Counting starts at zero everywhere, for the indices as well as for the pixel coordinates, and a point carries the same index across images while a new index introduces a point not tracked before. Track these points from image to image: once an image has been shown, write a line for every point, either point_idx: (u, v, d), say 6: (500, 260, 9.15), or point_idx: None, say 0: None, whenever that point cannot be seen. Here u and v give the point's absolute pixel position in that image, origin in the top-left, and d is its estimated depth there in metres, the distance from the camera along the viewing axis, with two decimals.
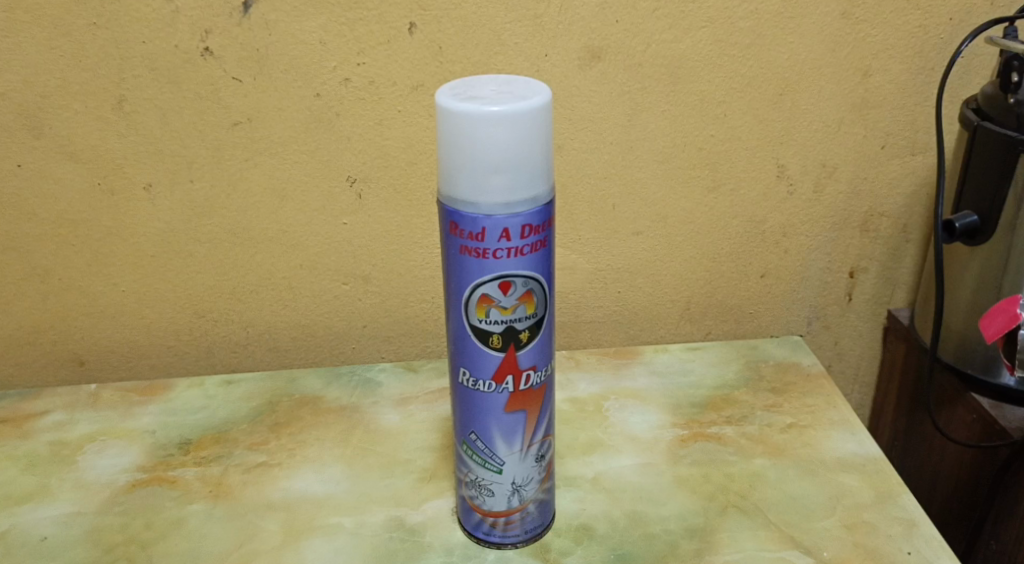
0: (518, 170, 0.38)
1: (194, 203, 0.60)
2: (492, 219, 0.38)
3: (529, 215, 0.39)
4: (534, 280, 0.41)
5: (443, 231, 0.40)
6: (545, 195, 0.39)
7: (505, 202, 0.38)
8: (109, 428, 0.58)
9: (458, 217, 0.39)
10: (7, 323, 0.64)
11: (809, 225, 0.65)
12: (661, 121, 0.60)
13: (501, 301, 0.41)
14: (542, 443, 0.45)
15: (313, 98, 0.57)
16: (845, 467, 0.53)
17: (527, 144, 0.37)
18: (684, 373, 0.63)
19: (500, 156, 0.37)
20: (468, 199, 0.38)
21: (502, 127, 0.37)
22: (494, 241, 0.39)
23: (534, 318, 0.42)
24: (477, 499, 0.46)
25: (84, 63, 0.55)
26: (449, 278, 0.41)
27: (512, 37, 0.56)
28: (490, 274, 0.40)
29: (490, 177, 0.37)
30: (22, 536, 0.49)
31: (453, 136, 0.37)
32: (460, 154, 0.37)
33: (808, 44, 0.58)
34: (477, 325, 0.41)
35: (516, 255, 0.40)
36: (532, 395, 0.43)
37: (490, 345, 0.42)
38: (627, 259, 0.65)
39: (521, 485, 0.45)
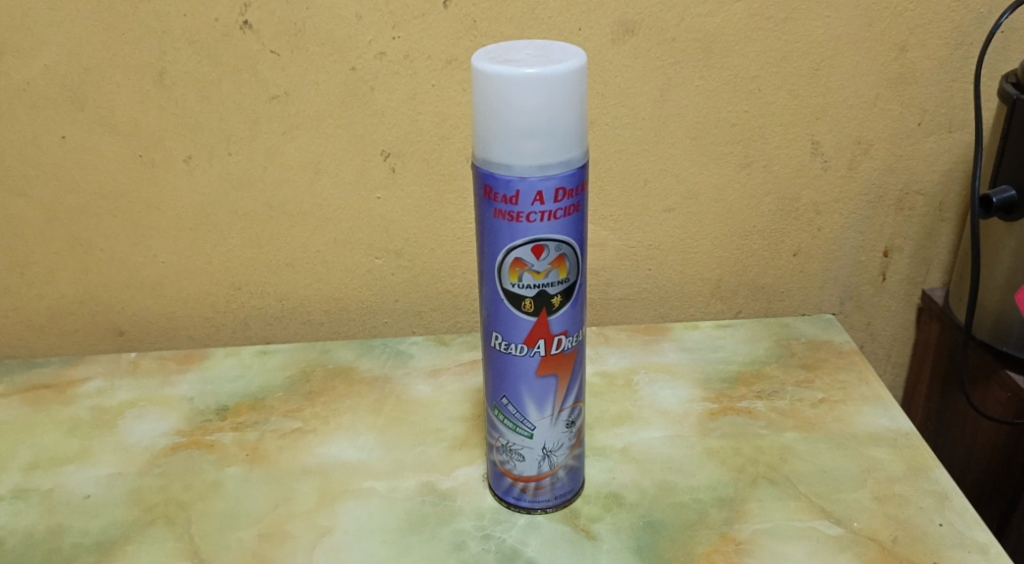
0: (553, 133, 0.38)
1: (232, 176, 0.61)
2: (526, 183, 0.39)
3: (562, 178, 0.39)
4: (567, 245, 0.41)
5: (477, 195, 0.41)
6: (579, 158, 0.39)
7: (539, 165, 0.38)
8: (149, 395, 0.59)
9: (492, 180, 0.39)
10: (50, 293, 0.65)
11: (843, 203, 0.65)
12: (694, 96, 0.60)
13: (534, 265, 0.41)
14: (573, 409, 0.46)
15: (348, 72, 0.58)
16: (877, 441, 0.52)
17: (562, 107, 0.38)
18: (714, 349, 0.63)
19: (535, 119, 0.37)
20: (503, 163, 0.39)
21: (537, 90, 0.37)
22: (528, 205, 0.39)
23: (567, 283, 0.42)
24: (507, 464, 0.46)
25: (127, 37, 0.56)
26: (483, 242, 0.41)
27: (546, 11, 0.56)
28: (523, 237, 0.40)
29: (525, 140, 0.38)
30: (66, 495, 0.50)
31: (488, 99, 0.37)
32: (495, 117, 0.38)
33: (844, 18, 0.58)
34: (510, 290, 0.42)
35: (549, 219, 0.40)
36: (563, 361, 0.44)
37: (522, 309, 0.42)
38: (658, 236, 0.65)
39: (552, 451, 0.45)
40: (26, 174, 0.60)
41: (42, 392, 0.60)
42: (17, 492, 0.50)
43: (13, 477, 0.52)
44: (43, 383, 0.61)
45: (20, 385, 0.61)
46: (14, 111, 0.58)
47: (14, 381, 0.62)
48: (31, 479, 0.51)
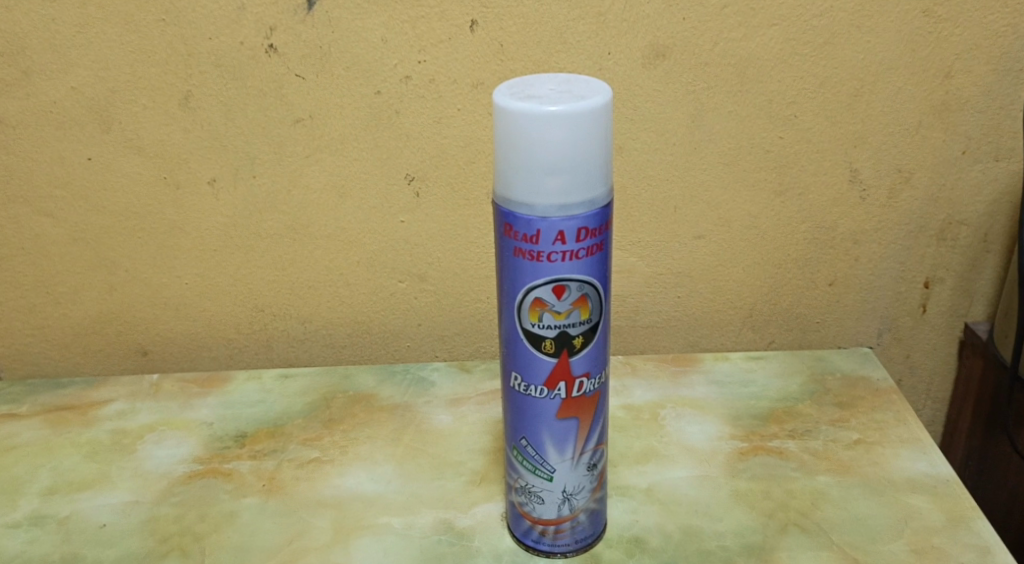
0: (577, 171, 0.37)
1: (255, 199, 0.61)
2: (548, 222, 0.37)
3: (585, 217, 0.38)
4: (589, 285, 0.40)
5: (496, 233, 0.39)
6: (603, 197, 0.38)
7: (561, 204, 0.37)
8: (169, 419, 0.59)
9: (512, 218, 0.38)
10: (74, 313, 0.65)
11: (882, 232, 0.63)
12: (727, 122, 0.58)
13: (555, 305, 0.40)
14: (595, 451, 0.44)
15: (373, 95, 0.57)
16: (914, 488, 0.50)
17: (586, 145, 0.36)
18: (745, 383, 0.61)
19: (557, 156, 0.36)
20: (523, 201, 0.37)
21: (559, 127, 0.36)
22: (549, 244, 0.38)
23: (589, 323, 0.41)
24: (526, 505, 0.45)
25: (153, 59, 0.55)
26: (503, 280, 0.40)
27: (575, 34, 0.55)
28: (544, 277, 0.39)
29: (546, 178, 0.36)
30: (81, 523, 0.50)
31: (509, 136, 0.36)
32: (516, 154, 0.37)
33: (886, 43, 0.56)
34: (530, 329, 0.40)
35: (571, 259, 0.39)
36: (585, 402, 0.42)
37: (543, 349, 0.41)
38: (688, 264, 0.64)
39: (572, 494, 0.44)
40: (53, 195, 0.60)
41: (64, 413, 0.60)
42: (33, 518, 0.50)
43: (30, 502, 0.52)
44: (65, 404, 0.61)
45: (43, 405, 0.61)
46: (41, 132, 0.58)
47: (37, 401, 0.62)
48: (48, 504, 0.51)
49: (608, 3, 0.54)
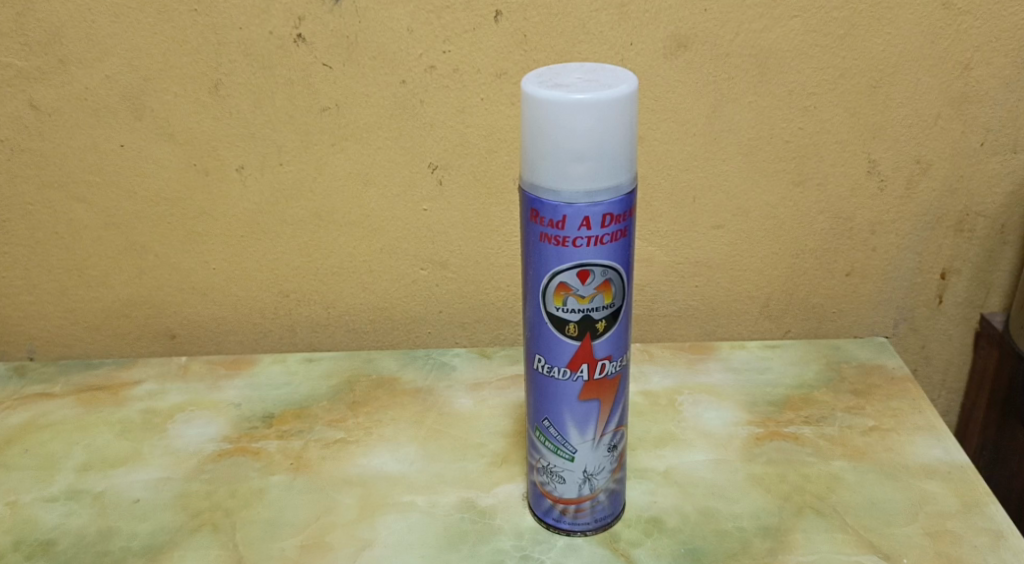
0: (604, 157, 0.38)
1: (282, 185, 0.62)
2: (573, 208, 0.38)
3: (610, 203, 0.39)
4: (613, 270, 0.41)
5: (522, 219, 0.40)
6: (627, 184, 0.39)
7: (587, 190, 0.38)
8: (198, 399, 0.61)
9: (539, 204, 0.39)
10: (105, 296, 0.67)
11: (899, 223, 0.63)
12: (747, 113, 0.59)
13: (579, 289, 0.41)
14: (616, 433, 0.45)
15: (398, 85, 0.58)
16: (929, 473, 0.51)
17: (612, 132, 0.37)
18: (762, 371, 0.61)
19: (583, 143, 0.37)
20: (550, 187, 0.38)
21: (586, 115, 0.37)
22: (574, 230, 0.39)
23: (612, 307, 0.42)
24: (548, 485, 0.46)
25: (185, 49, 0.57)
26: (529, 265, 0.41)
27: (598, 25, 0.56)
28: (569, 262, 0.40)
29: (572, 165, 0.38)
30: (116, 497, 0.51)
31: (537, 123, 0.37)
32: (544, 141, 0.38)
33: (905, 35, 0.56)
34: (554, 313, 0.41)
35: (596, 244, 0.40)
36: (607, 385, 0.43)
37: (566, 333, 0.42)
38: (706, 253, 0.65)
39: (593, 475, 0.45)
40: (86, 180, 0.62)
41: (96, 393, 0.62)
42: (69, 493, 0.52)
43: (66, 477, 0.53)
44: (97, 385, 0.63)
45: (75, 385, 0.63)
46: (76, 119, 0.60)
47: (69, 381, 0.63)
48: (83, 480, 0.53)
49: None
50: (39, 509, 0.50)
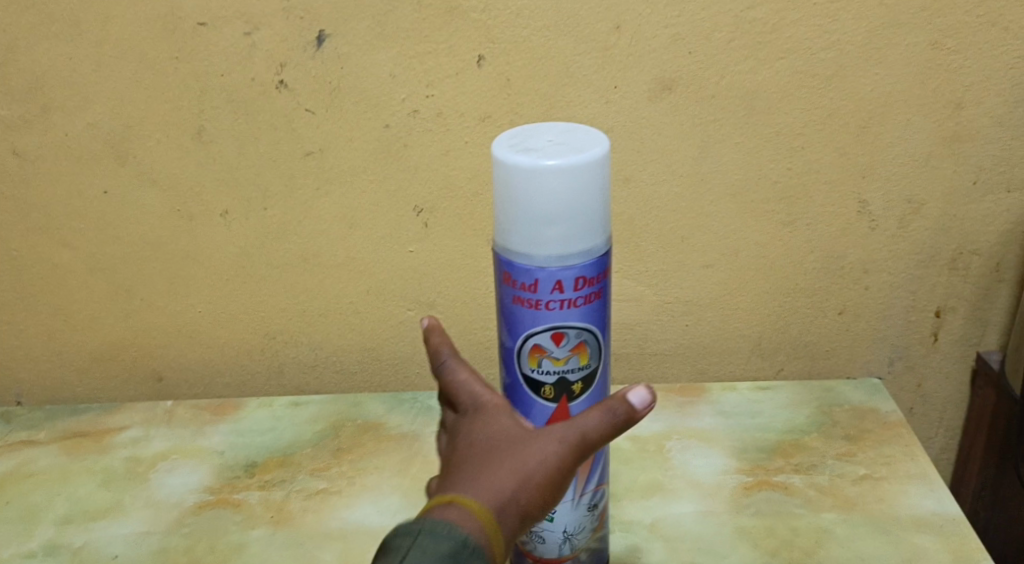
0: (578, 222, 0.37)
1: (267, 229, 0.62)
2: (546, 271, 0.38)
3: (583, 266, 0.38)
4: (588, 332, 0.40)
5: (495, 279, 0.40)
6: (601, 247, 0.39)
7: (560, 254, 0.37)
8: (181, 447, 0.60)
9: (512, 267, 0.39)
10: (90, 340, 0.66)
11: (892, 262, 0.62)
12: (735, 153, 0.58)
13: (554, 351, 0.40)
14: (595, 492, 0.45)
15: (382, 129, 0.58)
16: (920, 527, 0.50)
17: (585, 196, 0.37)
18: (752, 414, 0.61)
19: (555, 207, 0.36)
20: (523, 251, 0.38)
21: (559, 180, 0.36)
22: (548, 293, 0.39)
23: (588, 369, 0.41)
24: (527, 544, 0.45)
25: (167, 96, 0.57)
26: (504, 326, 0.41)
27: (581, 68, 0.55)
28: (543, 324, 0.40)
29: (545, 229, 0.37)
30: (95, 553, 0.51)
31: (508, 188, 0.37)
32: (515, 205, 0.37)
33: (894, 75, 0.55)
34: (530, 375, 0.41)
35: (570, 307, 0.39)
36: None
37: (542, 395, 0.41)
38: (696, 293, 0.64)
39: (572, 534, 0.45)
40: (70, 225, 0.62)
41: (80, 440, 0.61)
42: (47, 548, 0.51)
43: (46, 531, 0.53)
44: (81, 431, 0.62)
45: (60, 432, 0.62)
46: (59, 165, 0.59)
47: (54, 428, 0.63)
48: (62, 534, 0.52)
49: (615, 38, 0.54)
50: None
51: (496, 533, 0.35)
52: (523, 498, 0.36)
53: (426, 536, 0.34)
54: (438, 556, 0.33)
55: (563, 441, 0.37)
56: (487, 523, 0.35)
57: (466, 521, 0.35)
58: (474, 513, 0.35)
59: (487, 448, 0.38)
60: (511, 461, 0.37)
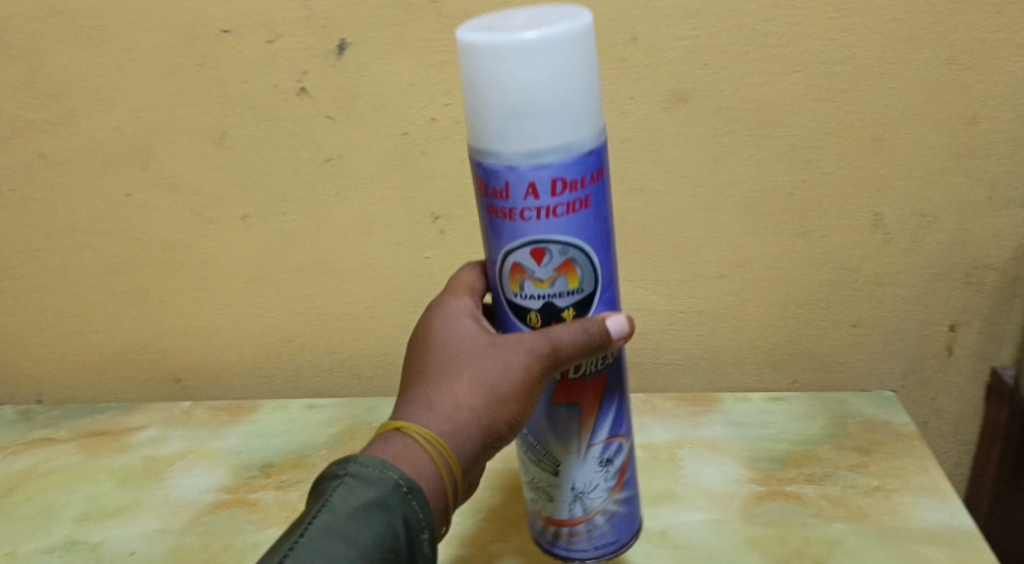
0: (549, 116, 0.37)
1: (286, 234, 0.62)
2: (516, 172, 0.39)
3: (558, 166, 0.38)
4: (572, 249, 0.41)
5: (477, 192, 0.41)
6: (581, 144, 0.39)
7: (529, 150, 0.38)
8: (198, 447, 0.61)
9: (485, 170, 0.39)
10: (110, 341, 0.67)
11: (906, 275, 0.62)
12: (749, 165, 0.58)
13: (536, 272, 0.41)
14: (607, 445, 0.45)
15: (400, 136, 0.58)
16: (932, 539, 0.50)
17: (553, 80, 0.37)
18: (764, 425, 0.61)
19: (520, 94, 0.37)
20: (493, 147, 0.38)
21: (524, 67, 0.36)
22: (521, 199, 0.39)
23: (576, 294, 0.42)
24: (540, 502, 0.47)
25: (191, 101, 0.58)
26: (489, 244, 0.42)
27: (597, 79, 0.56)
28: (523, 237, 0.40)
29: (513, 121, 0.37)
30: (112, 550, 0.51)
31: (475, 76, 0.37)
32: (484, 95, 0.38)
33: (909, 89, 0.56)
34: (515, 300, 0.42)
35: (547, 216, 0.40)
36: (586, 389, 0.44)
37: (529, 323, 0.43)
38: (709, 303, 0.64)
39: (584, 492, 0.46)
40: (94, 228, 0.63)
41: (99, 438, 0.62)
42: (66, 544, 0.52)
43: (65, 527, 0.54)
44: (100, 430, 0.63)
45: (79, 431, 0.63)
46: (84, 168, 0.61)
47: (74, 426, 0.64)
48: (80, 530, 0.53)
49: (631, 49, 0.55)
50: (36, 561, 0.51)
51: (445, 457, 0.40)
52: (479, 415, 0.41)
53: (355, 478, 0.39)
54: (364, 498, 0.38)
55: (528, 351, 0.41)
56: (434, 449, 0.40)
57: (413, 449, 0.40)
58: (423, 439, 0.40)
59: (450, 364, 0.42)
60: (469, 377, 0.42)
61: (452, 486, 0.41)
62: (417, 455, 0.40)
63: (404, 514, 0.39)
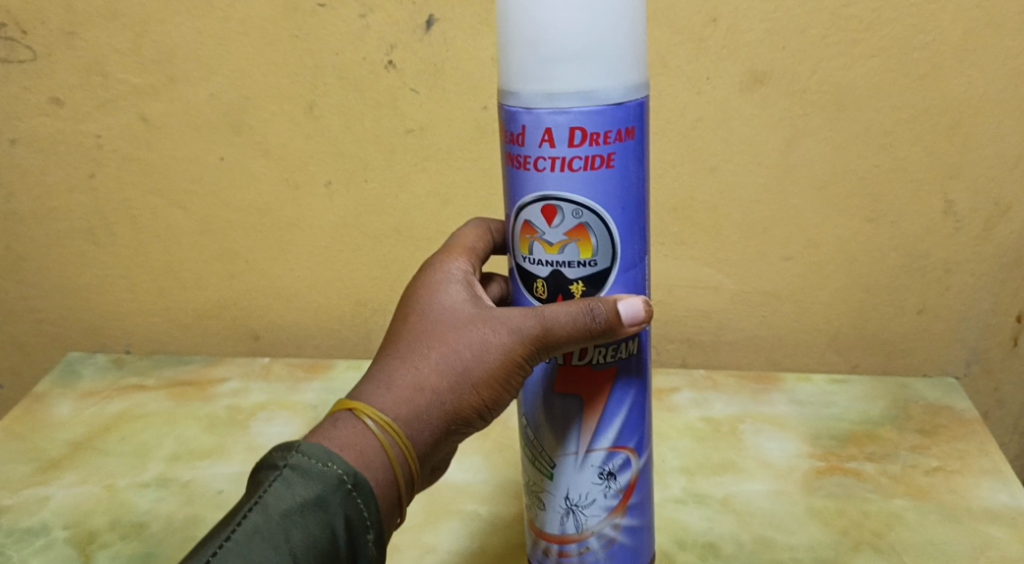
0: (575, 60, 0.37)
1: (366, 201, 0.65)
2: (533, 116, 0.38)
3: (579, 114, 0.38)
4: (585, 212, 0.40)
5: (501, 138, 0.41)
6: (608, 93, 0.37)
7: (547, 93, 0.37)
8: (278, 399, 0.64)
9: (507, 113, 0.39)
10: (196, 298, 0.71)
11: (975, 263, 0.62)
12: (823, 148, 0.59)
13: (546, 232, 0.40)
14: (607, 456, 0.44)
15: (480, 110, 0.61)
16: (993, 518, 0.50)
17: (582, 18, 0.36)
18: (826, 405, 0.62)
19: (548, 32, 0.36)
20: (515, 88, 0.38)
21: (557, 5, 0.36)
22: (536, 148, 0.39)
23: (587, 267, 0.41)
24: (534, 509, 0.46)
25: (285, 71, 0.61)
26: (508, 197, 0.42)
27: (675, 59, 0.57)
28: (536, 192, 0.40)
29: (537, 61, 0.37)
30: (202, 488, 0.55)
31: (506, 7, 0.37)
32: (512, 30, 0.37)
33: (988, 77, 0.56)
34: (526, 263, 0.42)
35: (560, 170, 0.39)
36: (589, 385, 0.42)
37: (538, 291, 0.42)
38: (775, 285, 0.65)
39: (578, 504, 0.44)
40: (187, 189, 0.66)
41: (185, 388, 0.66)
42: (159, 481, 0.56)
43: (157, 466, 0.57)
44: (186, 380, 0.67)
45: (167, 380, 0.68)
46: (182, 133, 0.64)
47: (162, 376, 0.68)
48: (172, 469, 0.57)
49: (710, 30, 0.56)
50: (133, 494, 0.54)
51: (398, 443, 0.40)
52: (444, 398, 0.40)
53: (294, 472, 0.38)
54: (301, 497, 0.37)
55: (515, 333, 0.41)
56: (387, 435, 0.39)
57: (364, 435, 0.39)
58: (376, 424, 0.39)
59: (419, 340, 0.41)
60: (437, 357, 0.41)
61: (406, 475, 0.40)
62: (368, 443, 0.39)
63: (345, 512, 0.38)
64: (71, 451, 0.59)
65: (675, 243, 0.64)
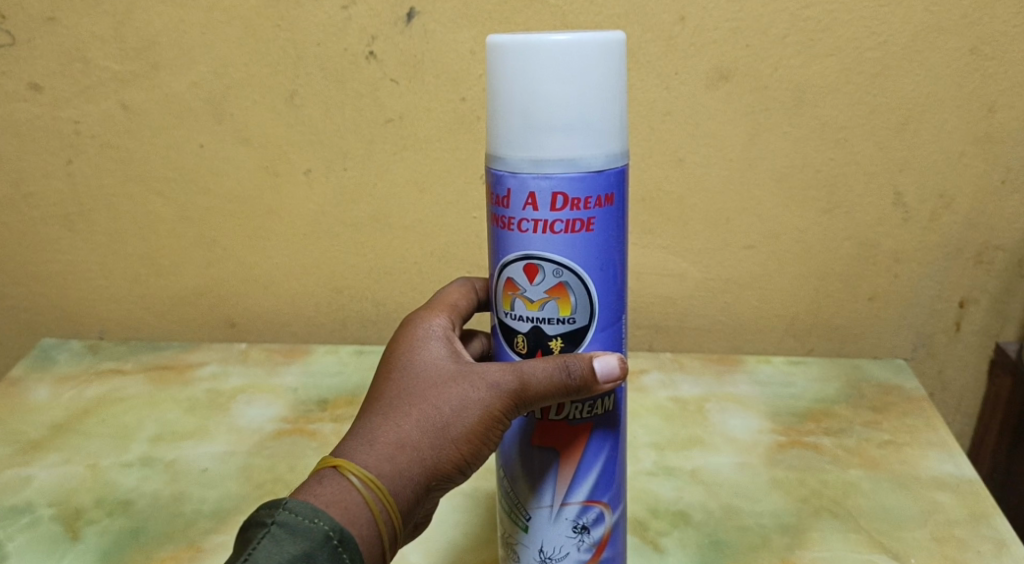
0: (561, 130, 0.39)
1: (344, 189, 0.66)
2: (518, 179, 0.41)
3: (561, 180, 0.40)
4: (565, 273, 0.42)
5: (487, 199, 0.44)
6: (590, 161, 0.40)
7: (532, 159, 0.40)
8: (257, 383, 0.66)
9: (493, 176, 0.42)
10: (172, 285, 0.72)
11: (922, 252, 0.66)
12: (783, 142, 0.63)
13: (527, 289, 0.43)
14: (581, 511, 0.45)
15: (458, 101, 0.63)
16: (939, 485, 0.54)
17: (568, 89, 0.39)
18: (786, 385, 0.66)
19: (535, 101, 0.39)
20: (502, 153, 0.41)
21: (547, 79, 0.39)
22: (520, 210, 0.41)
23: (565, 324, 0.43)
24: (509, 560, 0.47)
25: (267, 61, 0.62)
26: (492, 254, 0.44)
27: (646, 55, 0.60)
28: (519, 252, 0.42)
29: (524, 129, 0.40)
30: (186, 467, 0.56)
31: (497, 74, 0.40)
32: (501, 96, 0.40)
33: (934, 76, 0.60)
34: (508, 318, 0.44)
35: (542, 232, 0.41)
36: (565, 438, 0.44)
37: (518, 346, 0.44)
38: (738, 272, 0.68)
39: (551, 556, 0.46)
40: (165, 176, 0.67)
41: (164, 372, 0.68)
42: (143, 461, 0.57)
43: (140, 447, 0.58)
44: (165, 364, 0.70)
45: (145, 365, 0.70)
46: (162, 120, 0.65)
47: (139, 361, 0.70)
48: (155, 450, 0.58)
49: (680, 28, 0.59)
50: (117, 473, 0.55)
51: (382, 499, 0.41)
52: (425, 454, 0.42)
53: (282, 529, 0.39)
54: (289, 554, 0.38)
55: (494, 388, 0.42)
56: (371, 492, 0.40)
57: (348, 492, 0.40)
58: (360, 481, 0.41)
59: (401, 397, 0.43)
60: (418, 414, 0.42)
61: (391, 530, 0.41)
62: (352, 499, 0.40)
63: None
64: (51, 434, 0.60)
65: (644, 233, 0.67)
